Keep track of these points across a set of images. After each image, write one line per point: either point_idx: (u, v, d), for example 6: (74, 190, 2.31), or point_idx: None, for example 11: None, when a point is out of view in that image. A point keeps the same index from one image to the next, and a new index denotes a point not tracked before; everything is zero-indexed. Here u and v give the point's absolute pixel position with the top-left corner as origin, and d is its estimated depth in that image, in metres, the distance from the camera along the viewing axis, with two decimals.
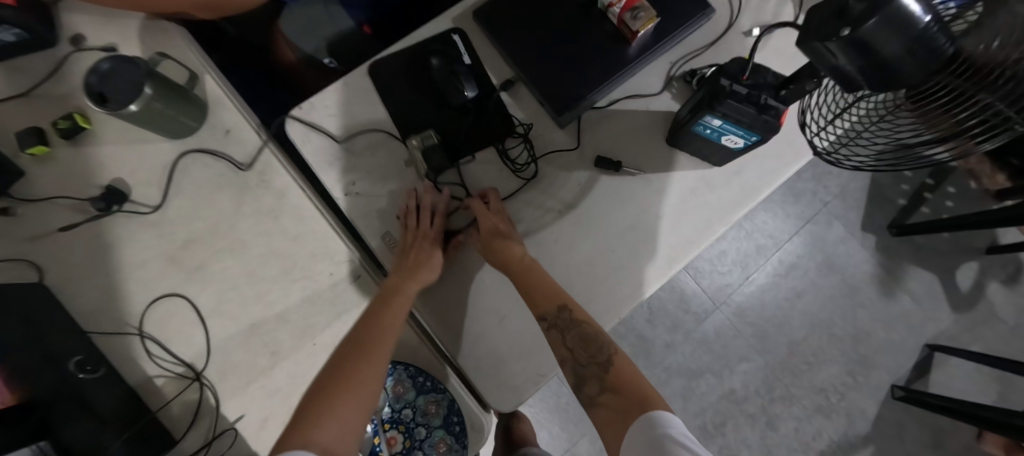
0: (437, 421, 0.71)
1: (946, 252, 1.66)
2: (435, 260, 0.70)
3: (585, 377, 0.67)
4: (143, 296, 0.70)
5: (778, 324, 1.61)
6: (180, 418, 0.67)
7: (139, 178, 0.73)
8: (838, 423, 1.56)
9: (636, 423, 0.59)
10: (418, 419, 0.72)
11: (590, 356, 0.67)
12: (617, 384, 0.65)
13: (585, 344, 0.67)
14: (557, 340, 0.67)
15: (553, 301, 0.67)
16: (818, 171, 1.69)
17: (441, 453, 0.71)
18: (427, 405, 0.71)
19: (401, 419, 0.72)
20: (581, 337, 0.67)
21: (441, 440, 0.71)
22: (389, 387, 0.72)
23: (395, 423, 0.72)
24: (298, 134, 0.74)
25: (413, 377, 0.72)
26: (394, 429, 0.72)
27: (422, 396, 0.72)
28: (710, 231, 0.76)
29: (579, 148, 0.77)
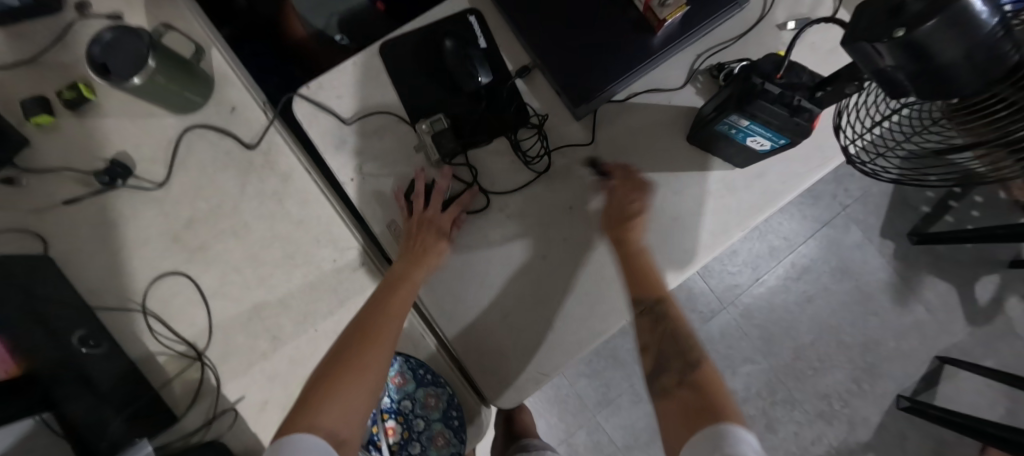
0: (436, 414, 0.68)
1: (965, 263, 1.61)
2: (441, 244, 0.68)
3: (667, 366, 0.63)
4: (147, 273, 0.70)
5: (786, 328, 1.59)
6: (182, 397, 0.67)
7: (144, 153, 0.72)
8: (839, 429, 1.54)
9: (705, 428, 0.53)
10: (417, 410, 0.69)
11: (678, 352, 0.64)
12: (698, 383, 0.60)
13: (675, 338, 0.65)
14: (646, 326, 0.66)
15: (655, 290, 0.66)
16: (840, 173, 1.63)
17: (439, 448, 0.67)
18: (426, 398, 0.68)
19: (399, 410, 0.69)
20: (672, 332, 0.65)
21: (439, 434, 0.68)
22: (388, 377, 0.69)
23: (393, 414, 0.69)
24: (305, 114, 0.73)
25: (413, 367, 0.69)
26: (393, 419, 0.69)
27: (422, 388, 0.69)
28: (728, 235, 0.73)
29: (593, 144, 0.74)
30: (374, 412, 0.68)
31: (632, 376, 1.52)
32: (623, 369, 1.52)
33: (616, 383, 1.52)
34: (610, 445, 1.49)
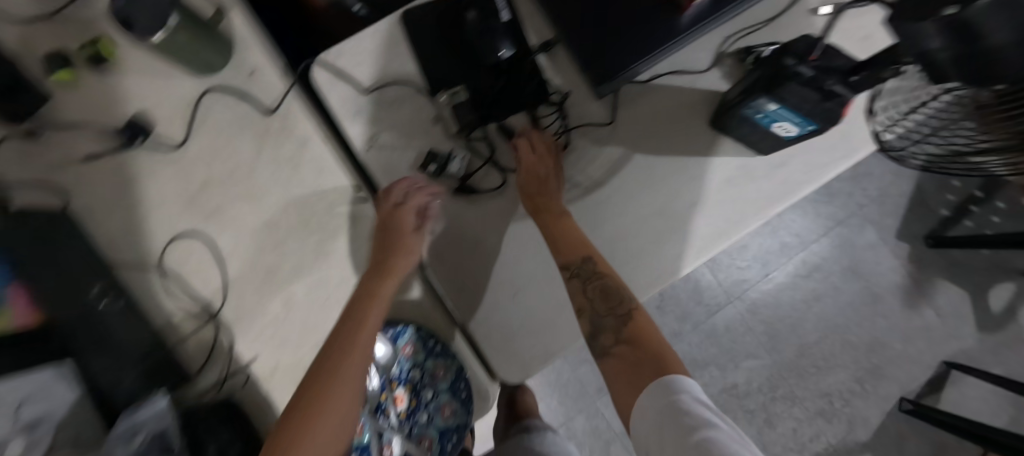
0: (444, 386, 0.69)
1: (980, 269, 1.59)
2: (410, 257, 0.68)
3: (602, 328, 0.60)
4: (163, 233, 0.70)
5: (792, 325, 1.58)
6: (196, 354, 0.68)
7: (162, 114, 0.72)
8: (838, 428, 1.54)
9: (650, 384, 0.52)
10: (426, 381, 0.69)
11: (610, 307, 0.62)
12: (635, 339, 0.58)
13: (605, 293, 0.62)
14: (579, 292, 0.63)
15: (577, 250, 0.64)
16: (858, 172, 1.61)
17: (446, 418, 0.69)
18: (435, 369, 0.68)
19: (408, 379, 0.69)
20: (605, 288, 0.63)
21: (446, 405, 0.69)
22: (399, 348, 0.68)
23: (402, 382, 0.70)
24: (323, 82, 0.71)
25: (424, 341, 0.68)
26: (401, 387, 0.70)
27: (432, 360, 0.68)
28: (744, 223, 0.73)
29: (613, 123, 0.74)
30: (384, 381, 0.68)
31: None
32: None
33: None
34: (608, 431, 1.50)
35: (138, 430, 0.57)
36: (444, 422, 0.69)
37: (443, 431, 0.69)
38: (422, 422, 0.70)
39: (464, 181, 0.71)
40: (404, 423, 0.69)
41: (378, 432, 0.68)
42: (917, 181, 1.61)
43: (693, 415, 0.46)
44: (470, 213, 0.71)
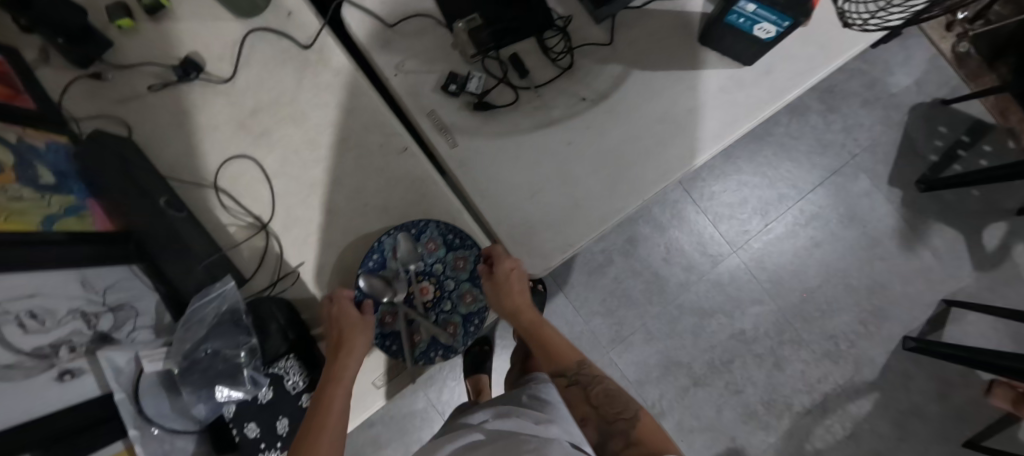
0: (465, 275, 0.78)
1: (973, 211, 1.65)
2: (366, 330, 0.69)
3: (611, 434, 0.64)
4: (217, 156, 0.79)
5: (794, 272, 1.64)
6: (250, 260, 0.76)
7: (213, 53, 0.81)
8: (845, 368, 1.60)
9: None
10: (449, 272, 0.78)
11: (614, 411, 0.66)
12: (642, 440, 0.61)
13: (609, 399, 0.68)
14: (579, 396, 0.69)
15: (570, 361, 0.73)
16: (848, 123, 1.68)
17: (469, 302, 0.77)
18: (456, 261, 0.77)
19: (432, 272, 0.78)
20: (603, 393, 0.69)
21: (467, 292, 0.78)
22: (422, 243, 0.76)
23: (427, 276, 0.78)
24: (353, 18, 0.81)
25: (444, 235, 0.76)
26: (427, 280, 0.78)
27: (451, 252, 0.77)
28: (735, 125, 0.81)
29: (612, 45, 0.83)
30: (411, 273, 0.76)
31: (645, 314, 1.60)
32: (635, 309, 1.60)
33: (628, 322, 1.60)
34: (623, 380, 1.58)
35: (212, 302, 0.65)
36: (466, 307, 0.77)
37: (466, 316, 0.77)
38: (447, 310, 0.77)
39: (482, 98, 0.79)
40: (431, 313, 0.77)
41: (407, 322, 0.75)
42: (906, 129, 1.69)
43: None
44: (490, 126, 0.80)
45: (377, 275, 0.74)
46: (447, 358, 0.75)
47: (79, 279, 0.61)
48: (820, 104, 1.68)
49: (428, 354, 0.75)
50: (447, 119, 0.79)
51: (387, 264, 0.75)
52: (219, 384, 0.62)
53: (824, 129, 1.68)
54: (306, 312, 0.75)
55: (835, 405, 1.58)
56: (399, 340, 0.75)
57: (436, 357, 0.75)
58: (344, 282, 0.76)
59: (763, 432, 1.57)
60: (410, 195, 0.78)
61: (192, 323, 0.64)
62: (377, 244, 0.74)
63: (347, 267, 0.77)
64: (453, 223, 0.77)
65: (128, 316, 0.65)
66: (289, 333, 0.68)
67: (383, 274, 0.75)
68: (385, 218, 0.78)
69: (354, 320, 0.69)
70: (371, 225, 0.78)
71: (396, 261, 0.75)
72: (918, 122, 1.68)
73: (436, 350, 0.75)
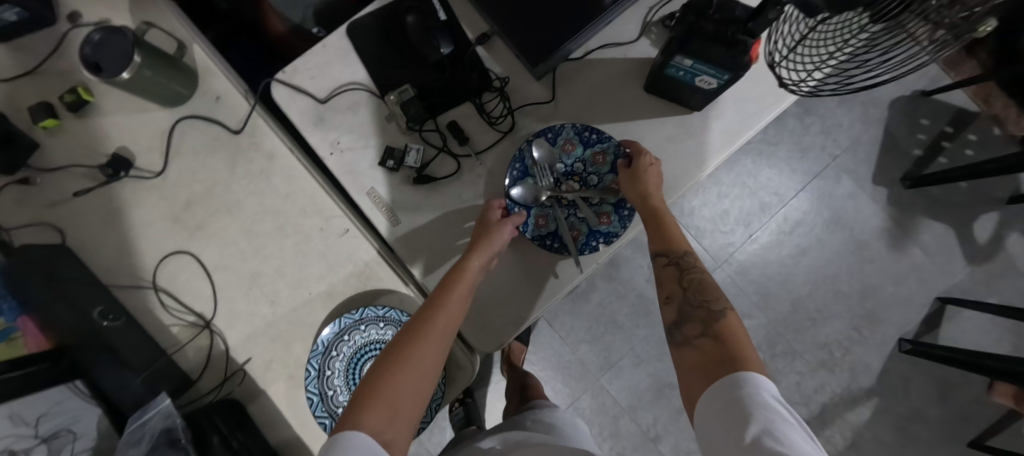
0: (606, 168, 0.77)
1: (962, 203, 1.55)
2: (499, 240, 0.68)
3: (690, 317, 0.63)
4: (154, 254, 0.76)
5: (782, 281, 1.57)
6: (195, 360, 0.75)
7: (142, 146, 0.78)
8: (841, 377, 1.51)
9: (722, 380, 0.52)
10: (590, 169, 0.77)
11: (703, 300, 0.64)
12: (722, 332, 0.59)
13: (701, 288, 0.66)
14: (672, 276, 0.68)
15: (679, 245, 0.71)
16: (826, 125, 1.61)
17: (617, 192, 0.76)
18: (594, 156, 0.77)
19: (574, 172, 0.77)
20: (695, 283, 0.67)
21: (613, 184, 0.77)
22: (559, 145, 0.76)
23: (570, 176, 0.77)
24: (283, 97, 0.78)
25: (579, 133, 0.76)
26: (570, 180, 0.77)
27: (589, 149, 0.77)
28: (687, 175, 0.78)
29: (553, 102, 0.79)
30: (555, 172, 0.76)
31: (631, 339, 1.52)
32: (621, 333, 1.53)
33: (616, 347, 1.52)
34: (614, 407, 1.50)
35: (149, 420, 0.64)
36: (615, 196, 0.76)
37: (617, 203, 0.75)
38: (597, 203, 0.76)
39: (421, 171, 0.76)
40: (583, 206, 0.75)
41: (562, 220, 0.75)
42: (888, 125, 1.60)
43: (757, 407, 0.47)
44: (432, 198, 0.77)
45: (523, 183, 0.75)
46: (609, 245, 0.75)
47: (6, 415, 0.59)
48: (796, 106, 1.62)
49: (589, 245, 0.74)
50: (388, 195, 0.76)
51: (529, 171, 0.75)
52: None
53: (801, 133, 1.62)
54: (253, 412, 0.73)
55: (834, 415, 1.50)
56: (558, 240, 0.74)
57: (599, 246, 0.74)
58: (291, 376, 0.73)
59: None
60: (355, 277, 0.76)
61: (128, 446, 0.61)
62: (517, 154, 0.76)
63: (295, 359, 0.74)
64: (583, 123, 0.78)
65: (64, 442, 0.63)
66: (233, 443, 0.67)
67: (527, 181, 0.75)
68: (331, 305, 0.75)
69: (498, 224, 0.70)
70: (316, 313, 0.75)
71: (539, 165, 0.75)
72: (898, 117, 1.60)
73: (597, 240, 0.74)
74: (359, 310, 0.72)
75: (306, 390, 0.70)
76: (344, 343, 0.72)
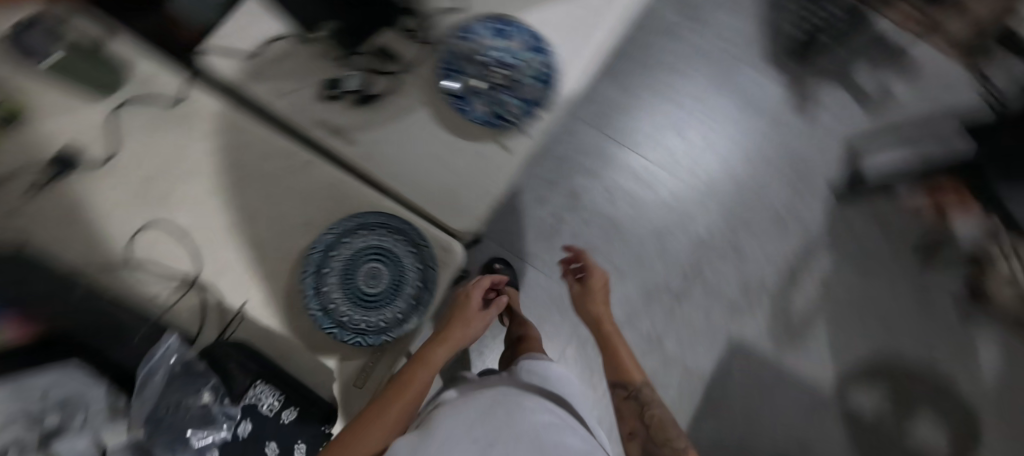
0: (524, 49, 0.85)
1: (843, 61, 1.75)
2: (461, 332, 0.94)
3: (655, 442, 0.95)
4: (124, 234, 0.77)
5: (722, 169, 1.69)
6: (189, 319, 0.76)
7: (86, 140, 0.78)
8: (796, 235, 1.65)
9: None
10: (510, 54, 0.85)
11: (661, 437, 0.95)
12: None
13: (659, 428, 0.97)
14: (633, 411, 1.00)
15: (635, 378, 1.04)
16: (715, 27, 1.77)
17: (539, 67, 0.84)
18: (510, 43, 0.85)
19: (497, 61, 0.85)
20: (654, 420, 0.98)
21: (534, 61, 0.85)
22: (477, 42, 0.85)
23: (495, 65, 0.84)
24: (212, 61, 0.81)
25: (492, 27, 0.86)
26: (496, 69, 0.84)
27: (505, 39, 0.85)
28: (592, 42, 0.87)
29: (467, 9, 0.89)
30: (481, 65, 0.84)
31: (608, 257, 1.60)
32: (599, 254, 1.60)
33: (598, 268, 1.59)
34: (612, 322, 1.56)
35: (156, 369, 0.63)
36: (538, 69, 0.84)
37: (541, 74, 0.84)
38: (524, 80, 0.84)
39: (362, 93, 0.82)
40: (513, 85, 0.84)
41: (499, 100, 0.83)
42: (763, 16, 1.78)
43: None
44: (380, 114, 0.82)
45: (456, 78, 0.83)
46: (545, 110, 0.84)
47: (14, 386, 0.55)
48: (684, 19, 1.78)
49: (528, 114, 0.83)
50: (338, 122, 0.81)
51: (458, 68, 0.83)
52: (192, 439, 0.62)
53: (697, 39, 1.77)
54: (264, 346, 0.75)
55: (802, 269, 1.62)
56: (501, 116, 0.82)
57: (537, 112, 0.83)
58: (290, 304, 0.76)
59: (752, 318, 1.58)
60: (328, 201, 0.80)
61: (145, 380, 0.62)
62: (443, 57, 0.84)
63: (291, 289, 0.77)
64: (494, 18, 0.87)
65: (78, 409, 0.59)
66: (251, 365, 0.69)
67: (459, 75, 0.83)
68: (312, 232, 0.79)
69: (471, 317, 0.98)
70: (300, 243, 0.78)
71: (464, 60, 0.84)
72: (768, 7, 1.78)
73: (534, 109, 0.83)
74: (338, 221, 0.76)
75: (308, 306, 0.74)
76: (332, 256, 0.76)
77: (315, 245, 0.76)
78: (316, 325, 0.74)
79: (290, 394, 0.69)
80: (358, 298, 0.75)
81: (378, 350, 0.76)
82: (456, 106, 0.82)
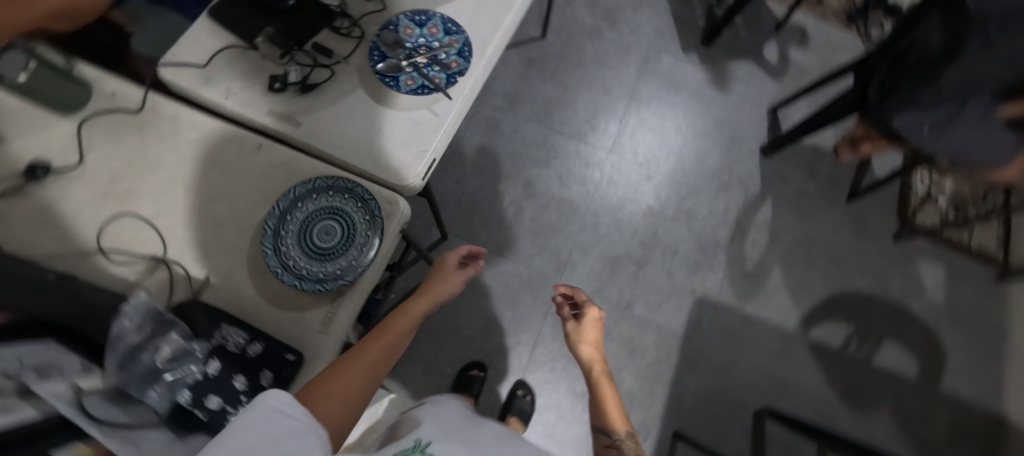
0: (441, 34, 0.99)
1: (748, 41, 1.98)
2: (443, 288, 0.95)
3: None
4: (93, 226, 0.84)
5: (661, 145, 1.84)
6: (158, 294, 0.81)
7: (55, 151, 0.87)
8: (737, 193, 1.78)
9: None
10: (430, 38, 0.98)
11: None
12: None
13: None
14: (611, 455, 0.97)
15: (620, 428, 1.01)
16: (633, 26, 1.99)
17: (455, 46, 0.98)
18: (430, 30, 0.99)
19: (420, 45, 0.98)
20: None
21: (452, 42, 0.98)
22: (401, 32, 0.98)
23: (418, 48, 0.98)
24: (169, 74, 0.93)
25: (412, 19, 0.99)
26: (419, 51, 0.97)
27: (425, 27, 0.99)
28: (500, 21, 1.02)
29: (386, 9, 1.01)
30: (406, 50, 0.97)
31: (569, 236, 1.70)
32: (560, 235, 1.70)
33: (561, 247, 1.68)
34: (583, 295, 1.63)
35: (127, 326, 0.67)
36: (455, 47, 0.98)
37: (458, 50, 0.98)
38: (444, 57, 0.97)
39: (304, 83, 0.93)
40: (435, 62, 0.96)
41: (424, 75, 0.95)
42: (672, 12, 2.01)
43: None
44: (321, 99, 0.93)
45: (385, 61, 0.95)
46: (466, 78, 0.96)
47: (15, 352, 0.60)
48: (606, 22, 1.99)
49: (451, 83, 0.95)
50: (285, 110, 0.92)
51: (386, 54, 0.96)
52: (164, 374, 0.68)
53: (620, 38, 1.97)
54: (233, 307, 0.81)
55: (748, 222, 1.74)
56: (426, 87, 0.94)
57: (458, 80, 0.96)
58: (253, 268, 0.83)
59: (712, 273, 1.67)
60: (280, 178, 0.88)
61: (116, 340, 0.66)
62: (373, 46, 0.97)
63: (254, 256, 0.84)
64: (413, 13, 1.01)
65: (57, 368, 0.64)
66: (214, 312, 0.76)
67: (387, 60, 0.96)
68: (268, 204, 0.87)
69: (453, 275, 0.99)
70: (258, 216, 0.86)
71: (391, 46, 0.97)
72: (676, 4, 2.02)
73: (454, 78, 0.96)
74: (290, 188, 0.84)
75: (269, 265, 0.81)
76: (288, 220, 0.83)
77: (272, 211, 0.84)
78: (278, 281, 0.81)
79: (253, 331, 0.76)
80: (314, 253, 0.82)
81: (338, 297, 0.82)
82: (388, 83, 0.94)
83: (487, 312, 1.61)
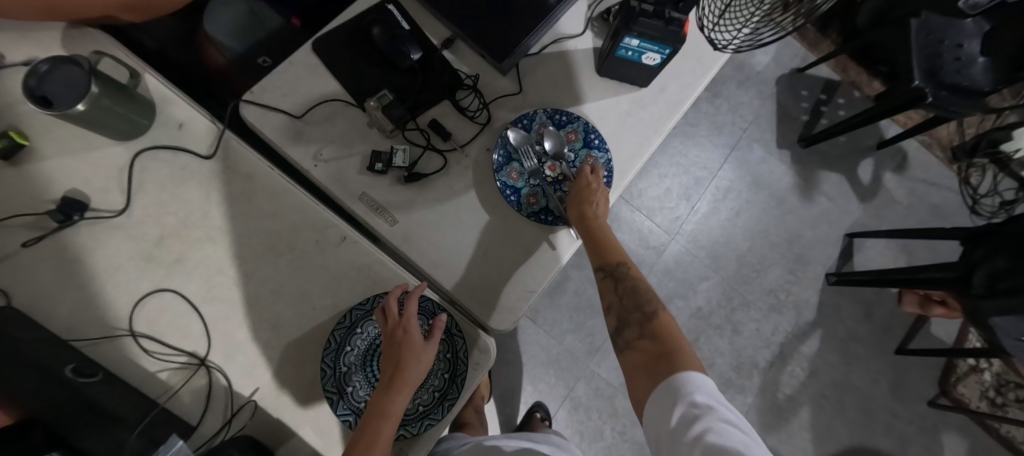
0: (579, 144, 0.83)
1: (845, 153, 1.80)
2: (413, 357, 0.65)
3: (628, 322, 0.69)
4: (127, 298, 0.71)
5: (726, 243, 1.71)
6: (191, 403, 0.70)
7: (96, 186, 0.72)
8: (790, 317, 1.68)
9: (662, 386, 0.60)
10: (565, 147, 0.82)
11: (637, 304, 0.71)
12: (658, 332, 0.67)
13: (635, 293, 0.71)
14: (608, 287, 0.74)
15: (616, 255, 0.75)
16: (732, 104, 1.81)
17: (592, 166, 0.82)
18: (567, 136, 0.83)
19: (553, 153, 0.82)
20: (632, 289, 0.72)
21: (588, 159, 0.83)
22: (535, 130, 0.82)
23: (550, 156, 0.82)
24: (254, 116, 0.77)
25: (550, 117, 0.82)
26: (551, 159, 0.82)
27: (563, 130, 0.83)
28: (648, 141, 0.86)
29: (522, 92, 0.85)
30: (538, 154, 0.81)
31: None
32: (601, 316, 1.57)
33: (599, 330, 1.55)
34: (608, 388, 1.53)
35: None
36: (592, 168, 0.82)
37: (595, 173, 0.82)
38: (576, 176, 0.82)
39: (411, 170, 0.77)
40: (566, 182, 0.81)
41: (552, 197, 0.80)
42: (778, 97, 1.82)
43: (697, 410, 0.56)
44: (422, 194, 0.78)
45: (509, 165, 0.79)
46: None
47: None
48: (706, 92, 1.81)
49: None
50: (383, 200, 0.77)
51: (512, 156, 0.80)
52: None
53: (714, 113, 1.81)
54: (276, 438, 0.70)
55: (791, 351, 1.66)
56: (551, 211, 0.79)
57: None
58: (304, 393, 0.71)
59: (741, 396, 1.62)
60: (360, 284, 0.75)
61: None
62: (498, 142, 0.80)
63: (307, 380, 0.72)
64: (552, 107, 0.84)
65: None
66: None
67: (512, 164, 0.80)
68: (337, 315, 0.74)
69: (404, 339, 0.66)
70: (322, 327, 0.73)
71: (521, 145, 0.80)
72: (784, 90, 1.82)
73: None
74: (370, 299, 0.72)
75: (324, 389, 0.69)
76: (357, 335, 0.71)
77: (342, 321, 0.72)
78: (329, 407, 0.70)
79: None
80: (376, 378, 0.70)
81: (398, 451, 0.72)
82: (508, 197, 0.78)
83: (507, 378, 1.52)
